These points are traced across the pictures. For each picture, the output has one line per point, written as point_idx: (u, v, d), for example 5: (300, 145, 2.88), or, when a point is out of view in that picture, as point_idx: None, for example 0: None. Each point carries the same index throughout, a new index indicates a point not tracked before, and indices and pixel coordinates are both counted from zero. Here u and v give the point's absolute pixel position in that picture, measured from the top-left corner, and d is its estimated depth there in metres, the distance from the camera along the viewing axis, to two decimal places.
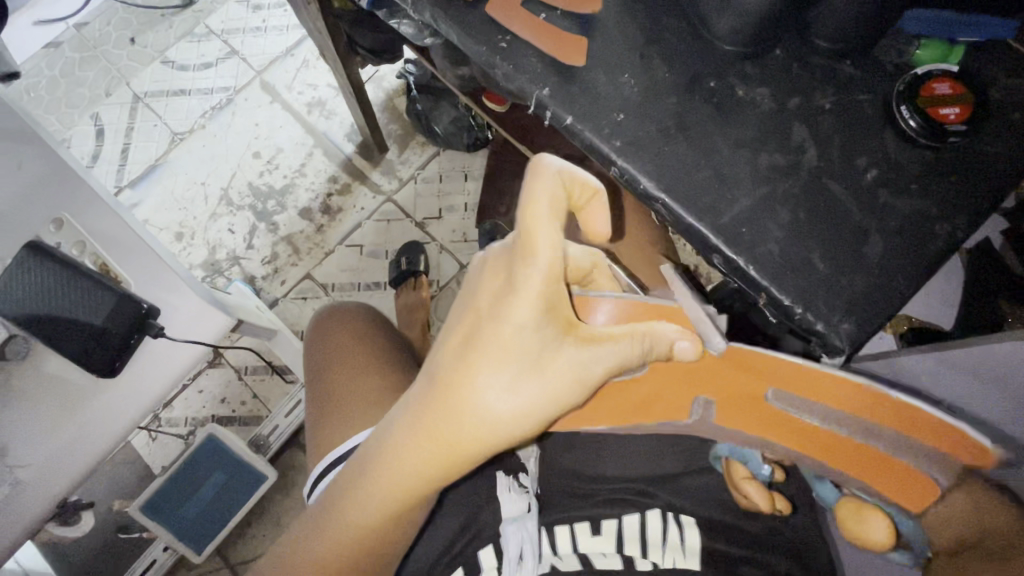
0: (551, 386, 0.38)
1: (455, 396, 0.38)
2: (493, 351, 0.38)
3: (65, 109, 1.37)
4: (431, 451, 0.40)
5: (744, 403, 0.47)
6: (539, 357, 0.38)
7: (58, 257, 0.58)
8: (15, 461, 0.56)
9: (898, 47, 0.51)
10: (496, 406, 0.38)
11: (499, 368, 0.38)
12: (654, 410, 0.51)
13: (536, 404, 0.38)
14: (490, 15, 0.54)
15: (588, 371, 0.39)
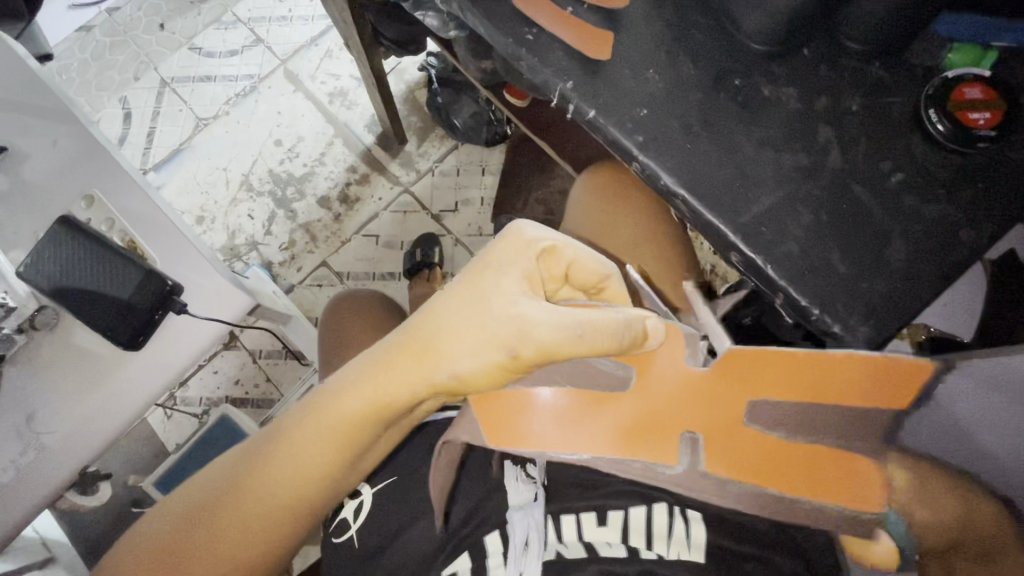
0: (495, 332, 0.42)
1: (423, 326, 0.46)
2: (465, 293, 0.45)
3: (94, 92, 1.40)
4: (392, 384, 0.47)
5: (730, 428, 0.42)
6: (496, 302, 0.43)
7: (91, 233, 0.61)
8: (41, 427, 0.58)
9: (928, 50, 0.50)
10: (449, 337, 0.44)
11: (467, 307, 0.44)
12: (645, 443, 0.43)
13: (484, 344, 0.42)
14: (517, 8, 0.55)
15: (539, 324, 0.41)
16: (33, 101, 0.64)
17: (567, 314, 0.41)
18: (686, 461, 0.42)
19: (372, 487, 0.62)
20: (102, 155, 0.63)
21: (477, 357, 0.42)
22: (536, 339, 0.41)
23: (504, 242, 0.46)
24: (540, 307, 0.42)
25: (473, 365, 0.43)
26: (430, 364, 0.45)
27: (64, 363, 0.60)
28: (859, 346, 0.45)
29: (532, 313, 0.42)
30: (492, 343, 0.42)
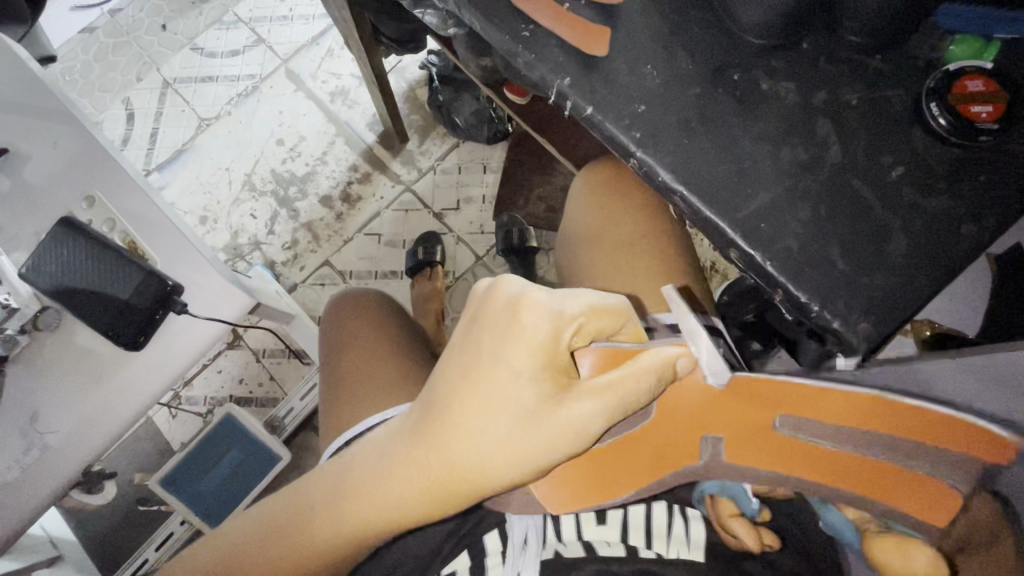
0: (549, 433, 0.42)
1: (453, 440, 0.43)
2: (495, 400, 0.42)
3: (98, 93, 1.41)
4: (426, 493, 0.44)
5: (754, 437, 0.42)
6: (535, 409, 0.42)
7: (91, 234, 0.61)
8: (45, 427, 0.58)
9: (930, 42, 0.49)
10: (492, 450, 0.42)
11: (501, 412, 0.42)
12: (667, 461, 0.45)
13: (536, 449, 0.42)
14: (513, 4, 0.54)
15: (587, 421, 0.42)
16: (34, 102, 0.64)
17: (611, 398, 0.41)
18: (710, 458, 0.43)
19: None
20: (102, 156, 0.63)
21: (531, 465, 0.42)
22: (589, 435, 0.42)
23: (520, 333, 0.43)
24: (583, 402, 0.41)
25: (528, 472, 0.42)
26: (478, 477, 0.43)
27: (68, 362, 0.60)
28: (858, 341, 0.45)
29: (575, 409, 0.42)
30: (544, 451, 0.42)
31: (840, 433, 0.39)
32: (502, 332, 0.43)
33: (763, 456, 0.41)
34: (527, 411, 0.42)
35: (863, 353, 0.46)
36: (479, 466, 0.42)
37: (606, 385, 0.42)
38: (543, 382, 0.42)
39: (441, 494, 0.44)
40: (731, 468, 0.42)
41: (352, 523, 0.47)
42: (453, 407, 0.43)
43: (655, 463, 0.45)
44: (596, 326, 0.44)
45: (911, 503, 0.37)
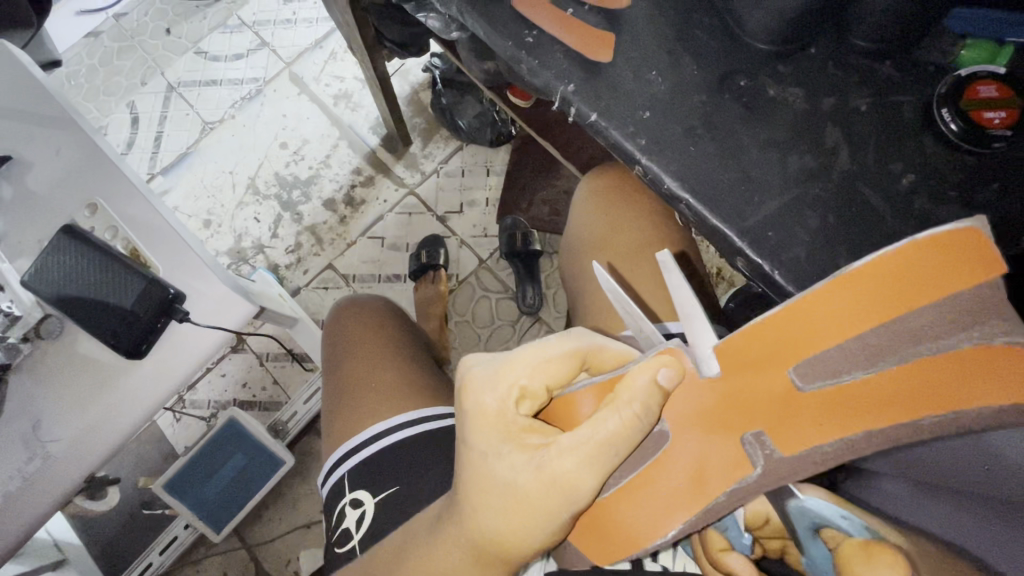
0: (545, 500, 0.42)
1: (464, 521, 0.46)
2: (485, 487, 0.44)
3: (102, 97, 1.42)
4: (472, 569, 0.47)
5: (784, 411, 0.32)
6: (517, 480, 0.42)
7: (94, 241, 0.61)
8: (47, 436, 0.58)
9: (940, 48, 0.49)
10: (499, 525, 0.44)
11: (493, 495, 0.43)
12: (710, 483, 0.35)
13: (540, 514, 0.42)
14: (517, 10, 0.54)
15: (575, 475, 0.40)
16: (39, 109, 0.65)
17: (589, 448, 0.40)
18: (765, 462, 0.33)
19: (376, 498, 0.65)
20: (105, 163, 0.63)
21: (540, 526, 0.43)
22: (584, 487, 0.40)
23: (475, 415, 0.45)
24: (557, 460, 0.41)
25: (545, 531, 0.43)
26: (504, 548, 0.45)
27: (70, 370, 0.60)
28: None
29: (561, 467, 0.41)
30: (543, 512, 0.42)
31: (860, 357, 0.30)
32: (464, 419, 0.45)
33: (814, 429, 0.31)
34: (516, 486, 0.42)
35: None
36: (498, 539, 0.44)
37: (575, 441, 0.40)
38: (518, 450, 0.43)
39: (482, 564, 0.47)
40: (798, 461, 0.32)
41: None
42: (460, 492, 0.46)
43: (694, 491, 0.36)
44: (542, 381, 0.44)
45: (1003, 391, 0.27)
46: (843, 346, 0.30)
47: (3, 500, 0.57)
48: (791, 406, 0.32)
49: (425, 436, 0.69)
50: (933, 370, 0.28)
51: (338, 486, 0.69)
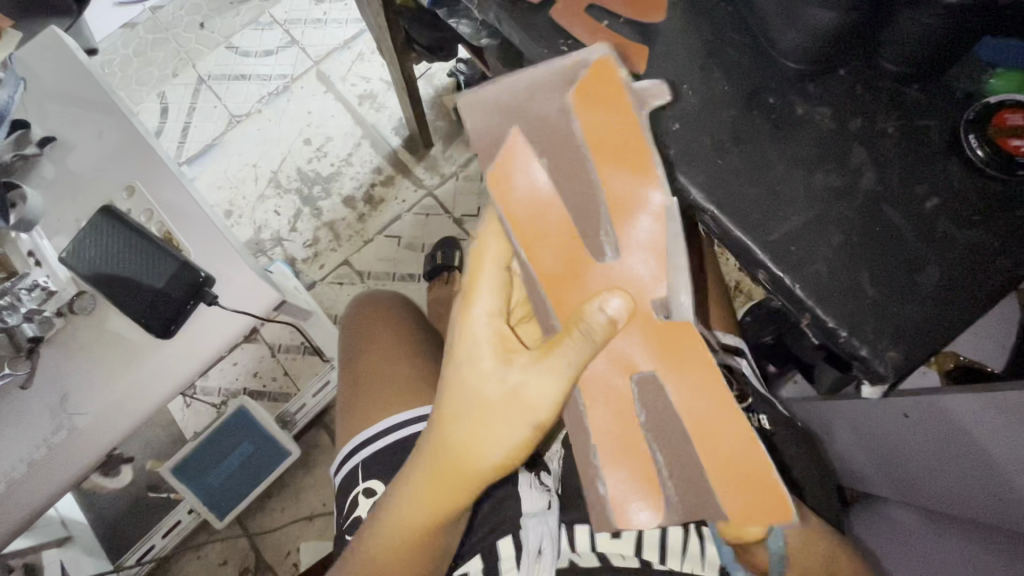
0: (505, 406, 0.40)
1: (444, 444, 0.43)
2: (461, 403, 0.41)
3: (134, 86, 1.45)
4: (438, 494, 0.46)
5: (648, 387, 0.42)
6: (488, 392, 0.41)
7: (129, 223, 0.63)
8: (73, 409, 0.60)
9: (969, 76, 0.49)
10: (465, 437, 0.42)
11: (467, 410, 0.41)
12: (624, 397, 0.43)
13: (493, 421, 0.41)
14: (553, 20, 0.56)
15: (538, 393, 0.39)
16: (87, 95, 0.67)
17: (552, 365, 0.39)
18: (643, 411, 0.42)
19: (389, 486, 0.67)
20: (144, 148, 0.65)
21: (509, 450, 0.41)
22: (539, 399, 0.40)
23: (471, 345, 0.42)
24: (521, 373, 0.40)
25: (498, 447, 0.41)
26: (462, 462, 0.43)
27: (99, 346, 0.62)
28: (886, 370, 0.44)
29: (522, 385, 0.40)
30: (507, 429, 0.40)
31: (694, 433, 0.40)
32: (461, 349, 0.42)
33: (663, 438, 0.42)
34: (483, 400, 0.41)
35: (892, 381, 0.45)
36: (465, 451, 0.42)
37: (549, 353, 0.39)
38: (485, 350, 0.41)
39: (441, 489, 0.46)
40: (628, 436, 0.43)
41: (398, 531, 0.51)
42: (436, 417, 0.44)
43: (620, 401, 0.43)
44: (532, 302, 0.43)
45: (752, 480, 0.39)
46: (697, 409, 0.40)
47: (28, 469, 0.59)
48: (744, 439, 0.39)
49: None
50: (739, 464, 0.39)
51: (350, 475, 0.71)
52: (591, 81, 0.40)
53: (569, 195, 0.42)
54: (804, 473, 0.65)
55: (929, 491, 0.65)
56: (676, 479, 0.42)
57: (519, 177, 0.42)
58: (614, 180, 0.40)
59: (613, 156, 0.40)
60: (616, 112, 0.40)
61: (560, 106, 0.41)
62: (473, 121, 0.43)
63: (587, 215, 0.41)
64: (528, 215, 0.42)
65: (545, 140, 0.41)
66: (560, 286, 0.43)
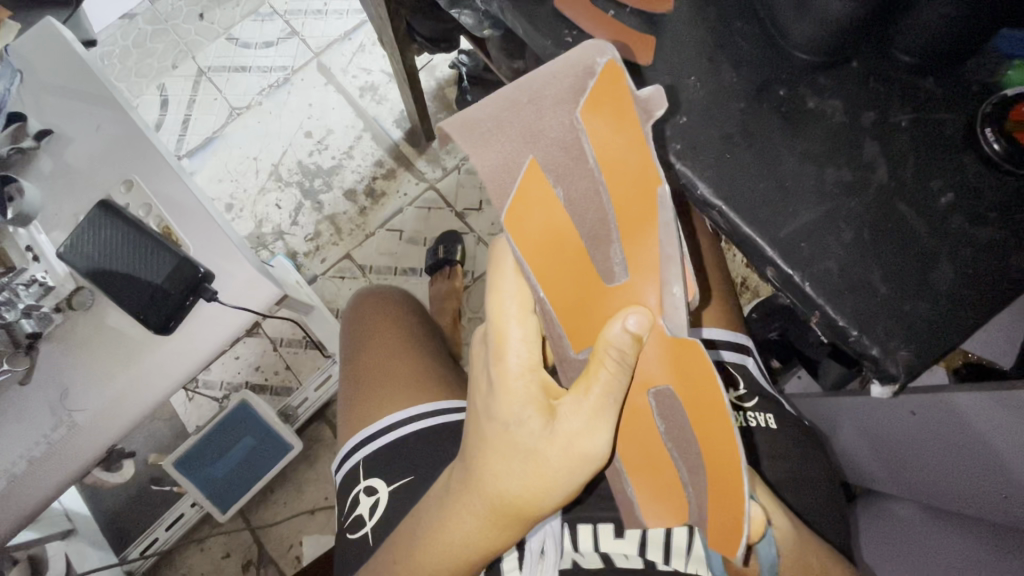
0: (551, 451, 0.40)
1: (486, 489, 0.43)
2: (506, 450, 0.41)
3: (134, 78, 1.44)
4: (482, 537, 0.45)
5: (667, 407, 0.40)
6: (534, 442, 0.40)
7: (127, 217, 0.62)
8: (73, 405, 0.59)
9: (986, 67, 0.48)
10: (519, 488, 0.41)
11: (513, 456, 0.41)
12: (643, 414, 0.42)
13: (539, 465, 0.40)
14: (558, 10, 0.54)
15: (584, 436, 0.39)
16: (83, 87, 0.66)
17: (590, 402, 0.39)
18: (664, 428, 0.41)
19: (390, 486, 0.67)
20: (142, 142, 0.64)
21: (565, 493, 0.41)
22: (582, 435, 0.39)
23: (507, 391, 0.41)
24: (566, 418, 0.39)
25: (546, 488, 0.41)
26: (519, 508, 0.43)
27: (98, 342, 0.61)
28: (898, 370, 0.44)
29: (565, 427, 0.39)
30: (558, 475, 0.40)
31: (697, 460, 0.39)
32: (494, 398, 0.42)
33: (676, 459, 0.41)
34: (527, 445, 0.40)
35: (903, 381, 0.44)
36: (512, 495, 0.42)
37: (586, 391, 0.39)
38: (529, 406, 0.40)
39: (487, 533, 0.45)
40: (652, 454, 0.43)
41: (439, 570, 0.48)
42: (473, 463, 0.43)
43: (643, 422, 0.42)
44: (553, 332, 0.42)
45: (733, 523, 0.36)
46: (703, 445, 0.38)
47: (28, 465, 0.58)
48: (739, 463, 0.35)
49: (438, 430, 0.69)
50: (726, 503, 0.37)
51: (352, 473, 0.70)
52: (597, 94, 0.36)
53: (582, 216, 0.39)
54: (809, 472, 0.64)
55: (932, 489, 0.65)
56: (695, 491, 0.40)
57: (530, 208, 0.37)
58: (621, 199, 0.37)
59: (624, 174, 0.37)
60: (626, 123, 0.35)
61: (568, 123, 0.37)
62: (477, 145, 0.37)
63: (600, 235, 0.39)
64: (541, 239, 0.38)
65: (557, 165, 0.37)
66: (578, 311, 0.41)
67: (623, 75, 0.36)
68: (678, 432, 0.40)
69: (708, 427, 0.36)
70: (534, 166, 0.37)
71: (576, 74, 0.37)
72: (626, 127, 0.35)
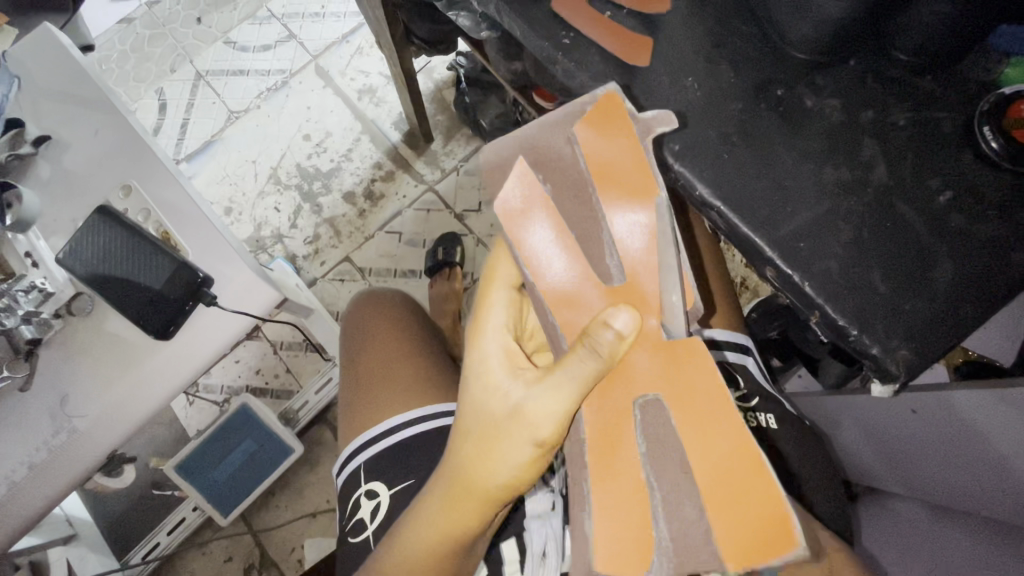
0: (517, 428, 0.42)
1: (462, 462, 0.46)
2: (481, 424, 0.45)
3: (133, 82, 1.44)
4: (459, 514, 0.48)
5: (661, 416, 0.39)
6: (503, 415, 0.43)
7: (126, 222, 0.62)
8: (73, 411, 0.59)
9: (983, 65, 0.48)
10: (489, 462, 0.44)
11: (485, 430, 0.44)
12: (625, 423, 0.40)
13: (508, 440, 0.43)
14: (556, 11, 0.54)
15: (547, 418, 0.41)
16: (81, 93, 0.66)
17: (557, 387, 0.40)
18: (646, 438, 0.39)
19: (390, 489, 0.67)
20: (140, 147, 0.64)
21: (517, 467, 0.43)
22: (547, 418, 0.40)
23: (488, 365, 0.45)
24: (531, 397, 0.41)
25: (513, 465, 0.43)
26: (489, 485, 0.45)
27: (98, 347, 0.61)
28: (898, 369, 0.44)
29: (531, 406, 0.41)
30: (524, 451, 0.42)
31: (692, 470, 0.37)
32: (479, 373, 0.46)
33: (659, 475, 0.38)
34: (498, 420, 0.43)
35: (904, 380, 0.44)
36: (484, 470, 0.44)
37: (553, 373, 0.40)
38: (505, 383, 0.44)
39: (462, 508, 0.48)
40: (620, 473, 0.40)
41: (430, 553, 0.51)
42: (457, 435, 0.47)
43: (619, 435, 0.40)
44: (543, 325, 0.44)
45: (760, 529, 0.33)
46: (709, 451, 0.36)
47: (29, 471, 0.58)
48: (741, 458, 0.35)
49: (437, 434, 0.69)
50: (745, 503, 0.34)
51: (353, 476, 0.70)
52: (595, 114, 0.42)
53: (577, 219, 0.42)
54: (811, 472, 0.64)
55: (932, 485, 0.65)
56: (675, 509, 0.37)
57: (530, 211, 0.43)
58: (614, 206, 0.41)
59: (616, 184, 0.41)
60: (622, 139, 0.41)
61: (566, 139, 0.43)
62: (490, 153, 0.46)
63: (592, 236, 0.42)
64: (537, 239, 0.43)
65: (555, 174, 0.43)
66: (567, 307, 0.43)
67: (622, 102, 0.41)
68: (669, 441, 0.38)
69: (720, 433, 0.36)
70: (524, 165, 0.43)
71: (578, 102, 0.43)
72: (620, 144, 0.41)
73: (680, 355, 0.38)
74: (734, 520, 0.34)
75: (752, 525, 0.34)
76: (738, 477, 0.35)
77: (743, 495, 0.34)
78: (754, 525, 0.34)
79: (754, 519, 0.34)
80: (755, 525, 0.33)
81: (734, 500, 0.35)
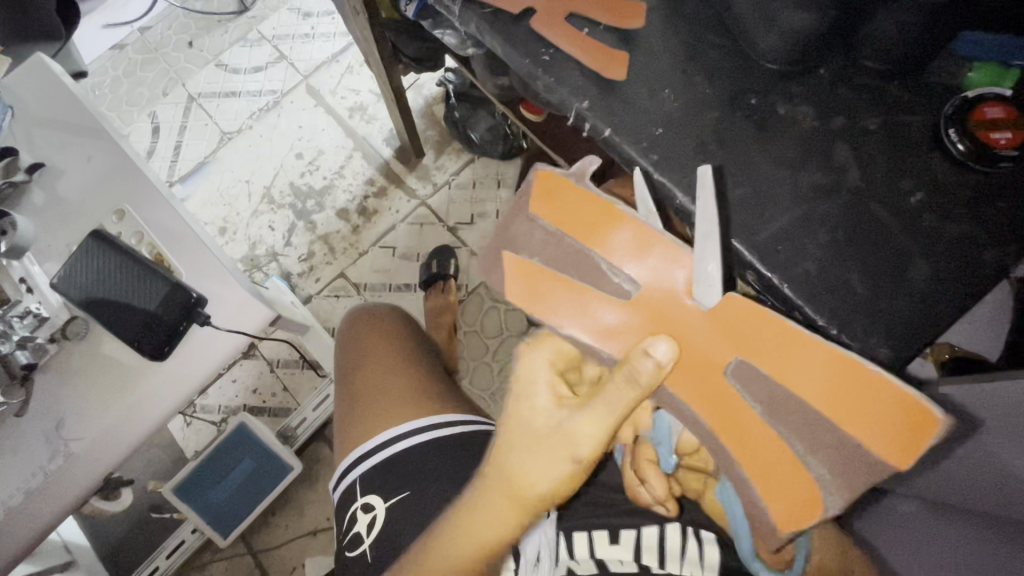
0: (568, 444, 0.45)
1: (505, 482, 0.47)
2: (529, 447, 0.46)
3: (125, 107, 1.46)
4: (491, 530, 0.47)
5: (752, 381, 0.43)
6: (551, 437, 0.46)
7: (120, 246, 0.63)
8: (70, 434, 0.60)
9: (947, 70, 0.50)
10: (545, 481, 0.45)
11: (533, 452, 0.46)
12: (721, 403, 0.45)
13: (560, 457, 0.45)
14: (535, 28, 0.56)
15: (595, 431, 0.44)
16: (74, 120, 0.68)
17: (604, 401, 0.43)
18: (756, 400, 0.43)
19: (386, 503, 0.67)
20: (132, 171, 0.65)
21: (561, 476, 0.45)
22: (596, 430, 0.44)
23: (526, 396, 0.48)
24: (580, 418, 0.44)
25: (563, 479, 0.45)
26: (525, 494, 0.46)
27: (93, 370, 0.62)
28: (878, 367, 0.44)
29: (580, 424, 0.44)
30: (576, 466, 0.45)
31: (813, 393, 0.41)
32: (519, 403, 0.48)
33: (791, 423, 0.43)
34: (546, 441, 0.46)
35: None
36: (533, 489, 0.46)
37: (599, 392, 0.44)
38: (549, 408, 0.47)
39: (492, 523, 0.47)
40: (758, 443, 0.44)
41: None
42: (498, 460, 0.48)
43: (723, 414, 0.45)
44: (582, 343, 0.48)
45: (900, 425, 0.39)
46: (813, 380, 0.41)
47: (25, 497, 0.58)
48: (839, 369, 0.41)
49: (431, 446, 0.69)
50: (867, 397, 0.40)
51: (349, 491, 0.70)
52: (539, 187, 0.50)
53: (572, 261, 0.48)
54: None
55: (928, 479, 0.64)
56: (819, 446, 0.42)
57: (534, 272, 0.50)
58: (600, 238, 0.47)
59: (587, 224, 0.47)
60: (572, 188, 0.48)
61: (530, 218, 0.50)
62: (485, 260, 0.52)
63: (593, 265, 0.47)
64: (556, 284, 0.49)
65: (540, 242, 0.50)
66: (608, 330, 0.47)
67: (549, 170, 0.49)
68: (773, 395, 0.43)
69: (808, 359, 0.41)
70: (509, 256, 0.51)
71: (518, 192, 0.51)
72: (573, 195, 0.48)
73: (729, 317, 0.43)
74: (867, 417, 0.40)
75: (884, 424, 0.39)
76: (845, 383, 0.40)
77: (871, 394, 0.40)
78: (885, 407, 0.39)
79: (879, 415, 0.40)
80: (899, 416, 0.39)
81: (862, 411, 0.40)
